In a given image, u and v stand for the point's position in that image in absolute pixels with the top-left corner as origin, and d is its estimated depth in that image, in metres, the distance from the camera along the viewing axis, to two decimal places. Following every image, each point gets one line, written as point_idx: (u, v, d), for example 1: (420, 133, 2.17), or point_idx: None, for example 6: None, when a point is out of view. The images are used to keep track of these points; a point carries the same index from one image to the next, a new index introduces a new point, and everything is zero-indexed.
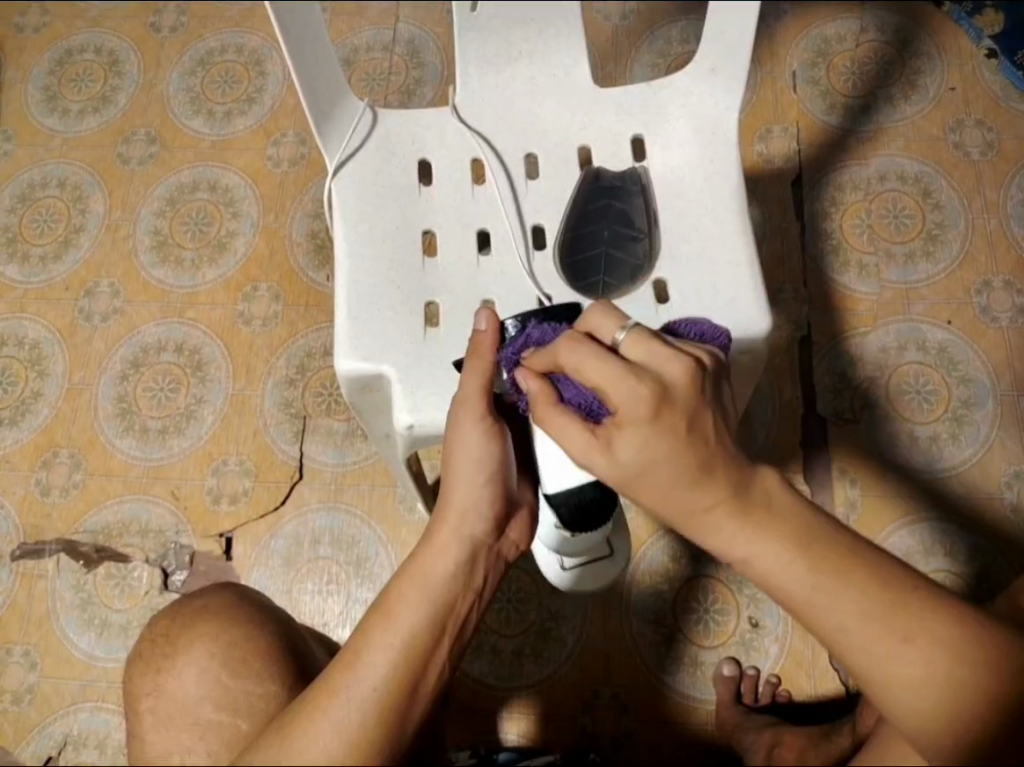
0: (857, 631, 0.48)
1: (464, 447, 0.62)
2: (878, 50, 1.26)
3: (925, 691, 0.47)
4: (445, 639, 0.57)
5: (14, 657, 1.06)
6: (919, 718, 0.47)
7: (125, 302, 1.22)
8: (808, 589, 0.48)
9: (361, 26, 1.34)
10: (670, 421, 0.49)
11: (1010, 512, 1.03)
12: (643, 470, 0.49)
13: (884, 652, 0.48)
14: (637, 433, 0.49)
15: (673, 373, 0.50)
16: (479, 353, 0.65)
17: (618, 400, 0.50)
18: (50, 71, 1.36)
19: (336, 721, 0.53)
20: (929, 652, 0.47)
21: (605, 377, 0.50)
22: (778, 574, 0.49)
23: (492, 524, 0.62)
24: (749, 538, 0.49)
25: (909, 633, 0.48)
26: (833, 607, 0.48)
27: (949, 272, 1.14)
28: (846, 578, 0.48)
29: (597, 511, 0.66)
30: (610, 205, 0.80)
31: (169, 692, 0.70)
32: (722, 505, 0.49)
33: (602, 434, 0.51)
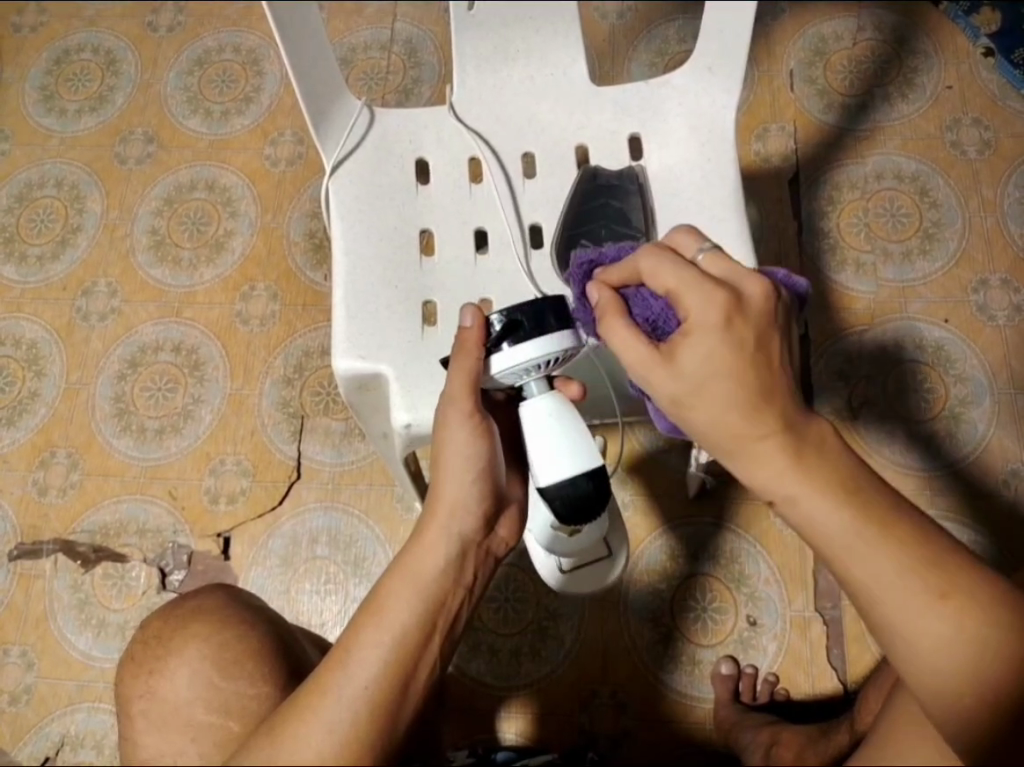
0: (892, 582, 0.49)
1: (452, 445, 0.62)
2: (875, 49, 1.26)
3: (953, 651, 0.48)
4: (436, 636, 0.58)
5: (12, 657, 1.06)
6: (943, 677, 0.48)
7: (122, 302, 1.22)
8: (848, 538, 0.50)
9: (359, 25, 1.34)
10: (738, 334, 0.53)
11: (1007, 509, 1.03)
12: (703, 385, 0.53)
13: (914, 607, 0.48)
14: (705, 341, 0.53)
15: (750, 291, 0.54)
16: (465, 349, 0.63)
17: (693, 308, 0.54)
18: (47, 70, 1.36)
19: (328, 720, 0.52)
20: (960, 614, 0.48)
21: (679, 288, 0.55)
22: (822, 519, 0.51)
23: (481, 521, 0.63)
24: (798, 477, 0.51)
25: (943, 592, 0.48)
26: (873, 556, 0.49)
27: (946, 270, 1.14)
28: (887, 531, 0.50)
29: (592, 506, 0.65)
30: (609, 204, 0.79)
31: (160, 694, 0.70)
32: (774, 437, 0.52)
33: (666, 346, 0.55)
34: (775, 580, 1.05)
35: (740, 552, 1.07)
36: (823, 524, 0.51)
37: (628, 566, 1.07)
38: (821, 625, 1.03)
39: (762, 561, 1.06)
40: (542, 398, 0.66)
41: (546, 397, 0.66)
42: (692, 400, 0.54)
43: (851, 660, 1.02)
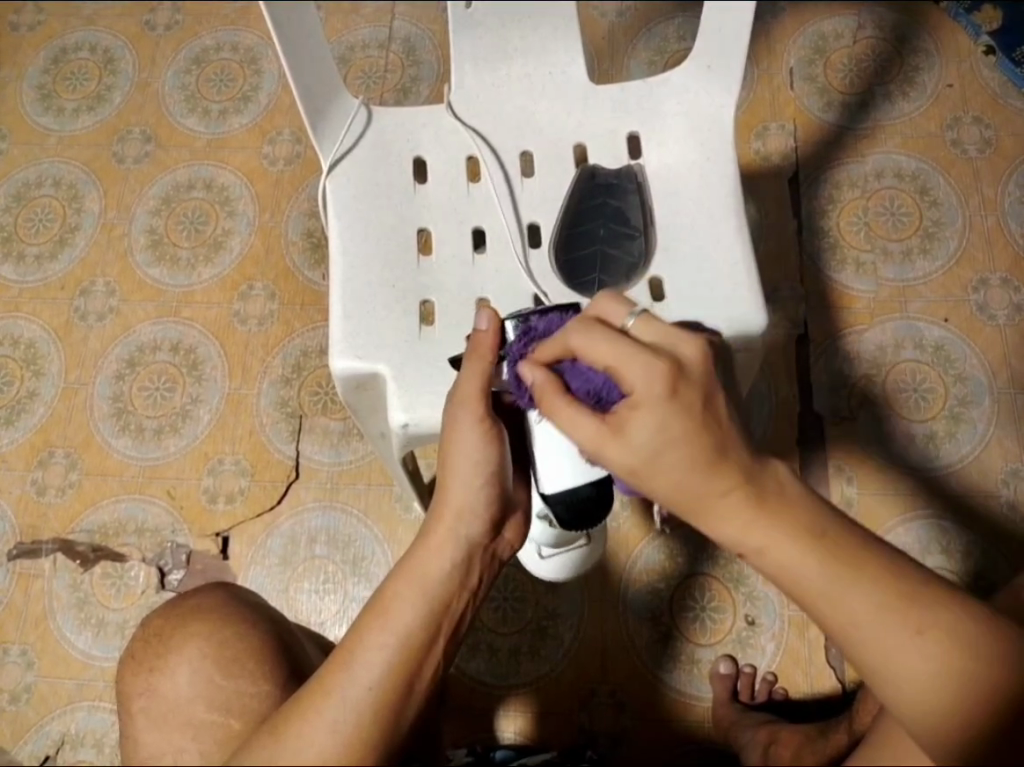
0: (868, 620, 0.48)
1: (463, 447, 0.61)
2: (874, 47, 1.26)
3: (939, 682, 0.47)
4: (441, 638, 0.58)
5: (12, 656, 1.06)
6: (926, 708, 0.47)
7: (121, 301, 1.22)
8: (823, 582, 0.48)
9: (357, 23, 1.34)
10: (685, 401, 0.49)
11: (1007, 509, 1.03)
12: (657, 456, 0.49)
13: (895, 643, 0.48)
14: (653, 413, 0.49)
15: (688, 353, 0.51)
16: (479, 354, 0.63)
17: (635, 380, 0.50)
18: (45, 69, 1.36)
19: (332, 721, 0.52)
20: (940, 646, 0.47)
21: (617, 359, 0.52)
22: (795, 565, 0.49)
23: (488, 525, 0.62)
24: (763, 527, 0.49)
25: (922, 627, 0.48)
26: (846, 597, 0.48)
27: (946, 269, 1.14)
28: (860, 572, 0.48)
29: (593, 512, 0.66)
30: (606, 203, 0.80)
31: (160, 692, 0.70)
32: (737, 491, 0.49)
33: (614, 418, 0.51)
34: None
35: (739, 552, 1.07)
36: (799, 570, 0.49)
37: (627, 565, 1.07)
38: (819, 625, 1.03)
39: None
40: None
41: None
42: (648, 472, 0.50)
43: (850, 659, 1.01)
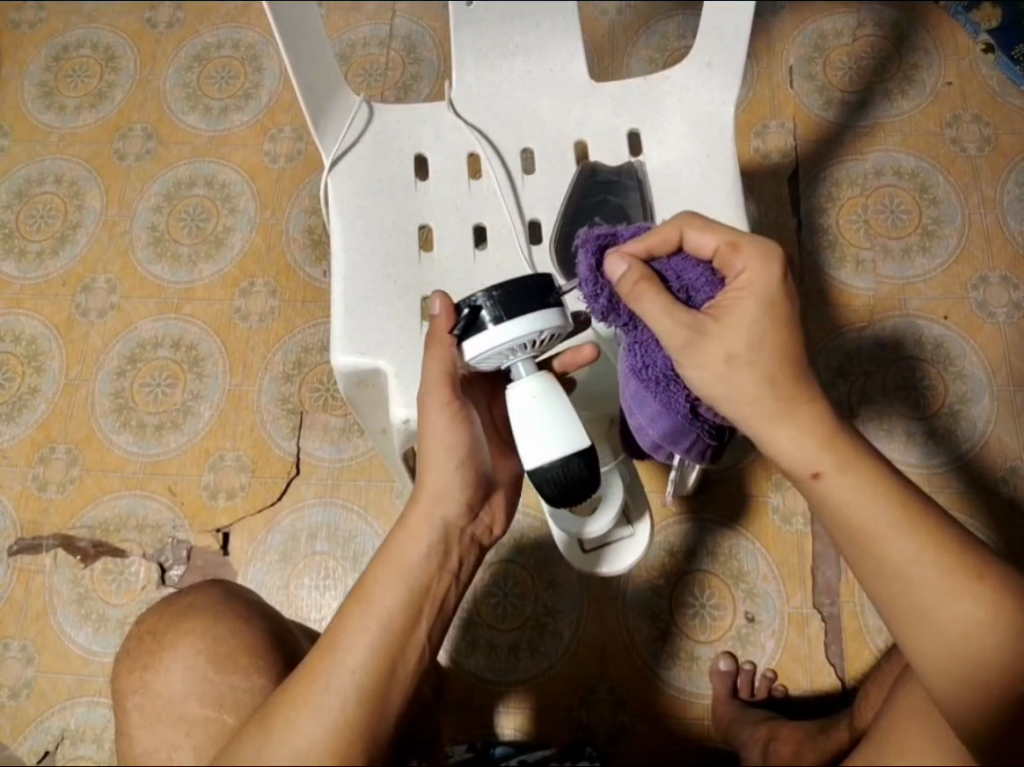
0: (923, 566, 0.56)
1: (434, 432, 0.64)
2: (874, 45, 1.26)
3: (979, 634, 0.54)
4: (423, 620, 0.59)
5: (12, 651, 1.07)
6: (966, 658, 0.54)
7: (122, 297, 1.22)
8: (880, 520, 0.57)
9: (358, 21, 1.34)
10: (789, 294, 0.59)
11: (1006, 507, 1.03)
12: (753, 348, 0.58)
13: (948, 592, 0.55)
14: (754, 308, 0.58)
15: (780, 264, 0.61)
16: (438, 337, 0.64)
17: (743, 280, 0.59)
18: (46, 66, 1.36)
19: (320, 706, 0.53)
20: (984, 605, 0.55)
21: (729, 252, 0.60)
22: (863, 504, 0.57)
23: (464, 507, 0.64)
24: (835, 453, 0.58)
25: (976, 578, 0.56)
26: (902, 543, 0.56)
27: (945, 267, 1.14)
28: (919, 521, 0.57)
29: (579, 490, 0.63)
30: (607, 200, 0.80)
31: (156, 689, 0.70)
32: (817, 407, 0.60)
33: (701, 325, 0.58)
34: (773, 577, 1.05)
35: (738, 550, 1.07)
36: (863, 508, 0.57)
37: None
38: (818, 623, 1.03)
39: (758, 556, 1.06)
40: (528, 379, 0.64)
41: (533, 377, 0.64)
42: (747, 359, 0.58)
43: (850, 655, 1.02)
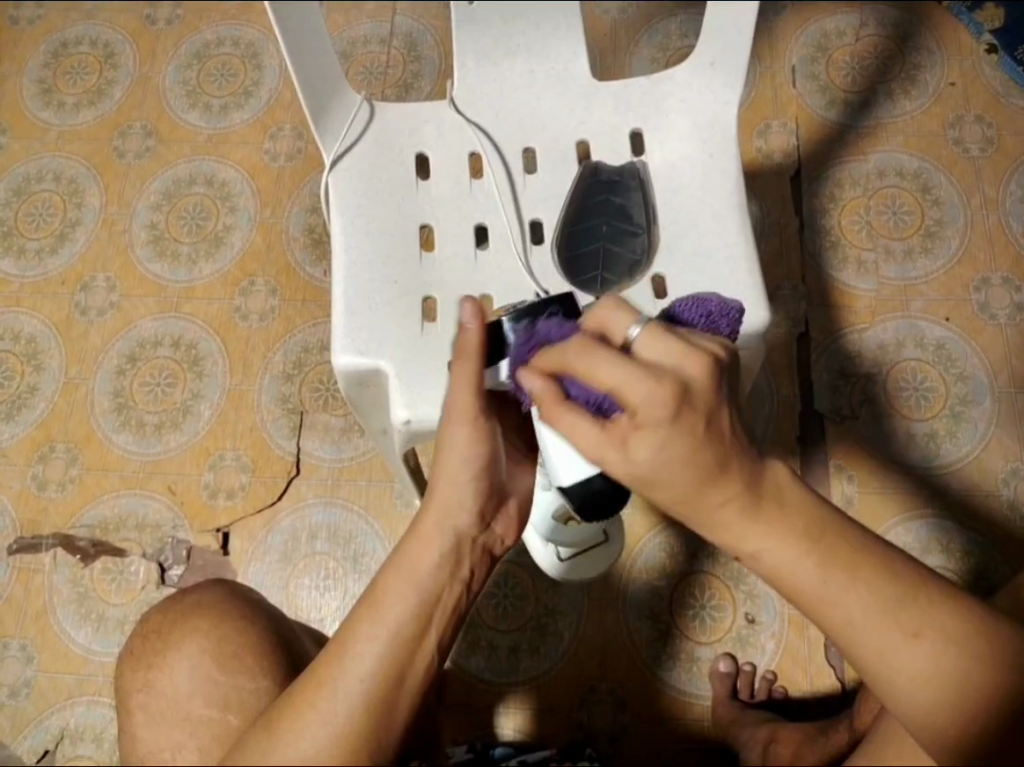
0: (866, 627, 0.49)
1: (451, 446, 0.59)
2: (878, 45, 1.26)
3: (929, 688, 0.48)
4: (432, 629, 0.57)
5: (12, 651, 1.06)
6: (922, 711, 0.48)
7: (121, 296, 1.22)
8: (815, 587, 0.49)
9: (359, 19, 1.34)
10: (688, 422, 0.47)
11: (1007, 510, 1.03)
12: (658, 473, 0.48)
13: (891, 649, 0.48)
14: (654, 435, 0.47)
15: (695, 367, 0.48)
16: (465, 355, 0.58)
17: (637, 400, 0.47)
18: (45, 63, 1.36)
19: (326, 713, 0.53)
20: (936, 652, 0.48)
21: (618, 381, 0.48)
22: (791, 571, 0.49)
23: (477, 518, 0.61)
24: (760, 530, 0.49)
25: (917, 631, 0.49)
26: (845, 605, 0.49)
27: (947, 268, 1.14)
28: (856, 574, 0.49)
29: (611, 502, 0.62)
30: (610, 200, 0.80)
31: (160, 689, 0.70)
32: (735, 501, 0.49)
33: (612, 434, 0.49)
34: None
35: None
36: (796, 583, 0.49)
37: (627, 562, 1.07)
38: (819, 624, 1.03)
39: None
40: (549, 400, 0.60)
41: None
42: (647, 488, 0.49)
43: None
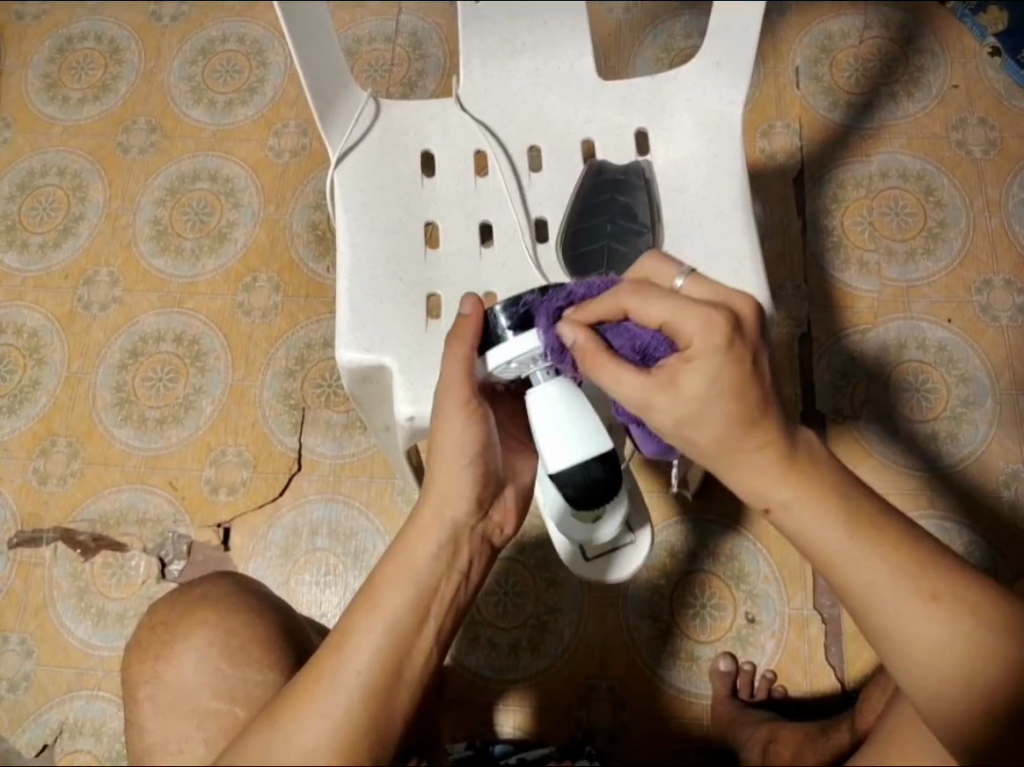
0: (887, 587, 0.50)
1: (444, 435, 0.61)
2: (881, 47, 1.26)
3: (945, 655, 0.49)
4: (431, 620, 0.58)
5: (11, 644, 1.06)
6: (943, 677, 0.49)
7: (124, 291, 1.22)
8: (840, 543, 0.51)
9: (364, 17, 1.34)
10: (739, 352, 0.51)
11: (1008, 511, 1.04)
12: (706, 408, 0.52)
13: (911, 610, 0.49)
14: (709, 364, 0.51)
15: (742, 306, 0.53)
16: (460, 338, 0.62)
17: (693, 332, 0.51)
18: (50, 58, 1.36)
19: (325, 705, 0.53)
20: (953, 617, 0.49)
21: (675, 311, 0.53)
22: (816, 528, 0.52)
23: (474, 505, 0.61)
24: (792, 485, 0.52)
25: (935, 594, 0.50)
26: (867, 564, 0.50)
27: (949, 270, 1.14)
28: (879, 538, 0.51)
29: (600, 493, 0.63)
30: (615, 198, 0.79)
31: (166, 681, 0.70)
32: (770, 447, 0.52)
33: (665, 371, 0.53)
34: (775, 579, 1.05)
35: (739, 550, 1.07)
36: (821, 541, 0.51)
37: None
38: (819, 625, 1.03)
39: (761, 559, 1.06)
40: (552, 385, 0.63)
41: (556, 382, 0.63)
42: (694, 419, 0.52)
43: (850, 659, 1.02)
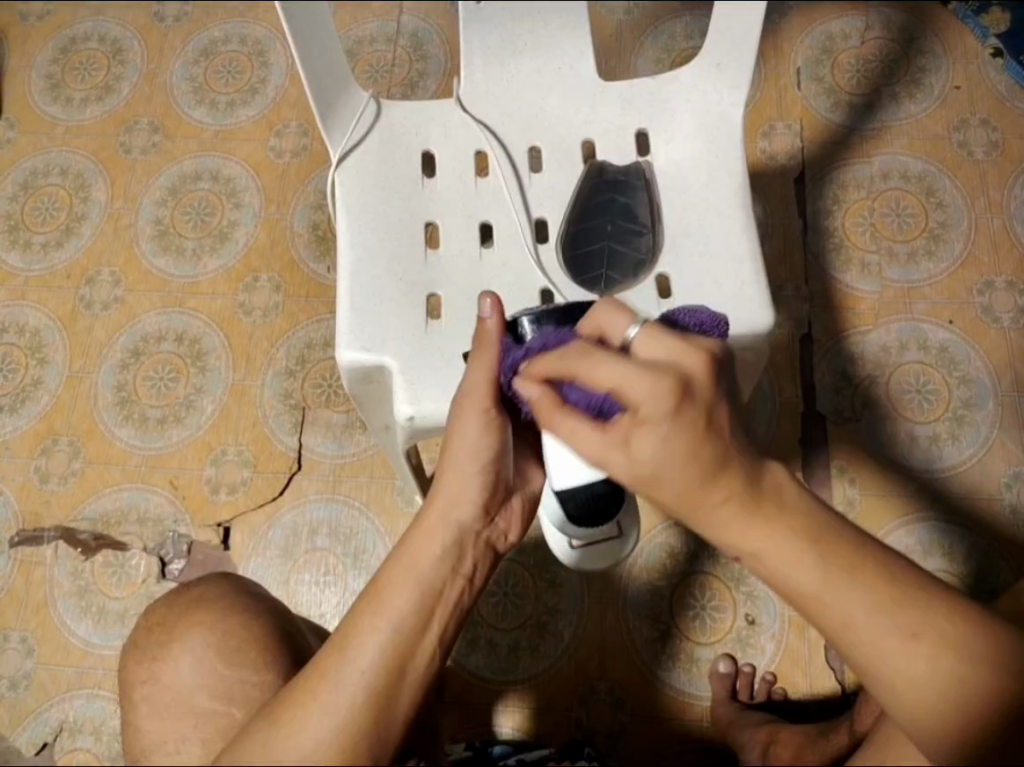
0: (866, 624, 0.48)
1: (463, 437, 0.61)
2: (883, 48, 1.26)
3: (926, 689, 0.48)
4: (434, 623, 0.58)
5: (12, 642, 1.06)
6: (925, 709, 0.48)
7: (126, 291, 1.22)
8: (817, 583, 0.49)
9: (365, 17, 1.34)
10: (690, 416, 0.47)
11: (1009, 513, 1.03)
12: (660, 470, 0.48)
13: (890, 648, 0.48)
14: (659, 429, 0.47)
15: (693, 362, 0.48)
16: (486, 345, 0.61)
17: (640, 396, 0.47)
18: (53, 59, 1.36)
19: (327, 705, 0.53)
20: (933, 651, 0.48)
21: (621, 376, 0.48)
22: (789, 569, 0.49)
23: (480, 511, 0.62)
24: (764, 527, 0.49)
25: (915, 630, 0.48)
26: (845, 603, 0.48)
27: (951, 271, 1.14)
28: (856, 575, 0.49)
29: (601, 506, 0.68)
30: (614, 199, 0.80)
31: (164, 681, 0.70)
32: (735, 499, 0.48)
33: (616, 432, 0.49)
34: None
35: None
36: (798, 578, 0.49)
37: (628, 562, 1.07)
38: (819, 627, 1.03)
39: None
40: None
41: None
42: (651, 480, 0.48)
43: None
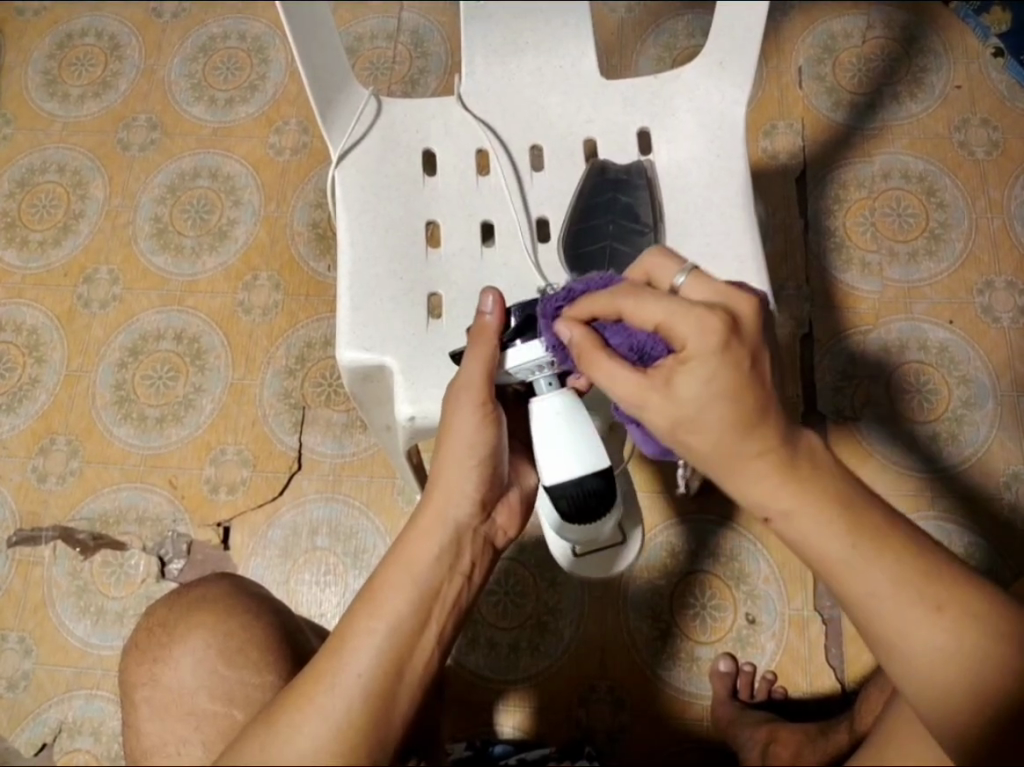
0: (889, 596, 0.49)
1: (458, 433, 0.61)
2: (884, 46, 1.26)
3: (944, 664, 0.48)
4: (433, 622, 0.57)
5: (10, 643, 1.06)
6: (941, 684, 0.48)
7: (123, 289, 1.22)
8: (845, 549, 0.50)
9: (366, 14, 1.34)
10: (736, 355, 0.50)
11: (1008, 512, 1.03)
12: (702, 411, 0.50)
13: (913, 620, 0.49)
14: (705, 367, 0.50)
15: (739, 306, 0.52)
16: (481, 339, 0.62)
17: (688, 333, 0.50)
18: (50, 55, 1.35)
19: (324, 707, 0.52)
20: (955, 628, 0.48)
21: (667, 314, 0.52)
22: (818, 533, 0.50)
23: (477, 508, 0.61)
24: (794, 490, 0.50)
25: (940, 605, 0.49)
26: (871, 571, 0.49)
27: (951, 271, 1.14)
28: (884, 548, 0.49)
29: (596, 505, 0.64)
30: (616, 198, 0.78)
31: (165, 683, 0.70)
32: (768, 455, 0.50)
33: (662, 371, 0.52)
34: (774, 579, 1.05)
35: (739, 550, 1.07)
36: None
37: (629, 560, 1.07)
38: (819, 626, 1.03)
39: (761, 559, 1.06)
40: (551, 397, 0.64)
41: (556, 395, 0.64)
42: (694, 421, 0.51)
43: (850, 659, 1.02)
